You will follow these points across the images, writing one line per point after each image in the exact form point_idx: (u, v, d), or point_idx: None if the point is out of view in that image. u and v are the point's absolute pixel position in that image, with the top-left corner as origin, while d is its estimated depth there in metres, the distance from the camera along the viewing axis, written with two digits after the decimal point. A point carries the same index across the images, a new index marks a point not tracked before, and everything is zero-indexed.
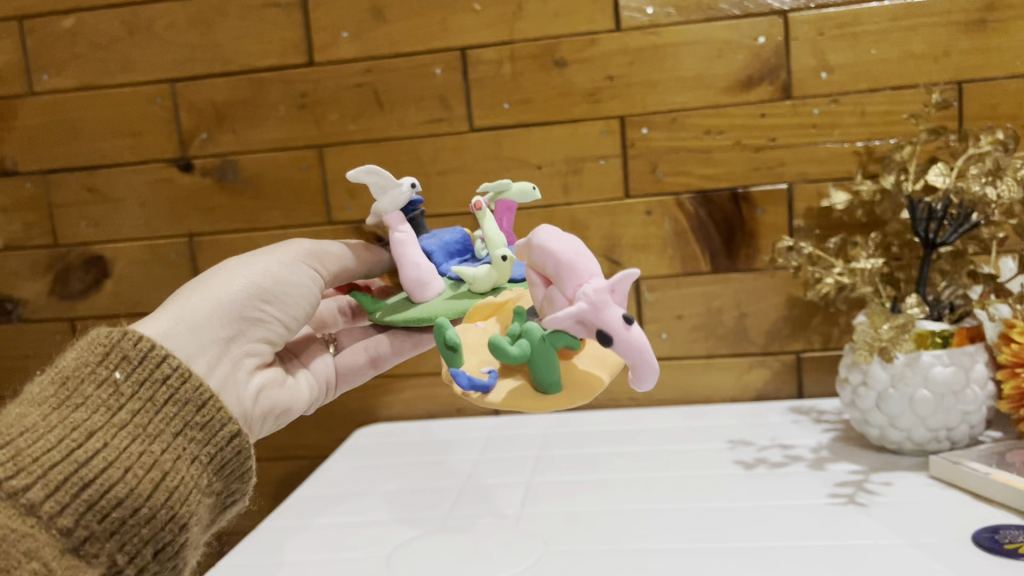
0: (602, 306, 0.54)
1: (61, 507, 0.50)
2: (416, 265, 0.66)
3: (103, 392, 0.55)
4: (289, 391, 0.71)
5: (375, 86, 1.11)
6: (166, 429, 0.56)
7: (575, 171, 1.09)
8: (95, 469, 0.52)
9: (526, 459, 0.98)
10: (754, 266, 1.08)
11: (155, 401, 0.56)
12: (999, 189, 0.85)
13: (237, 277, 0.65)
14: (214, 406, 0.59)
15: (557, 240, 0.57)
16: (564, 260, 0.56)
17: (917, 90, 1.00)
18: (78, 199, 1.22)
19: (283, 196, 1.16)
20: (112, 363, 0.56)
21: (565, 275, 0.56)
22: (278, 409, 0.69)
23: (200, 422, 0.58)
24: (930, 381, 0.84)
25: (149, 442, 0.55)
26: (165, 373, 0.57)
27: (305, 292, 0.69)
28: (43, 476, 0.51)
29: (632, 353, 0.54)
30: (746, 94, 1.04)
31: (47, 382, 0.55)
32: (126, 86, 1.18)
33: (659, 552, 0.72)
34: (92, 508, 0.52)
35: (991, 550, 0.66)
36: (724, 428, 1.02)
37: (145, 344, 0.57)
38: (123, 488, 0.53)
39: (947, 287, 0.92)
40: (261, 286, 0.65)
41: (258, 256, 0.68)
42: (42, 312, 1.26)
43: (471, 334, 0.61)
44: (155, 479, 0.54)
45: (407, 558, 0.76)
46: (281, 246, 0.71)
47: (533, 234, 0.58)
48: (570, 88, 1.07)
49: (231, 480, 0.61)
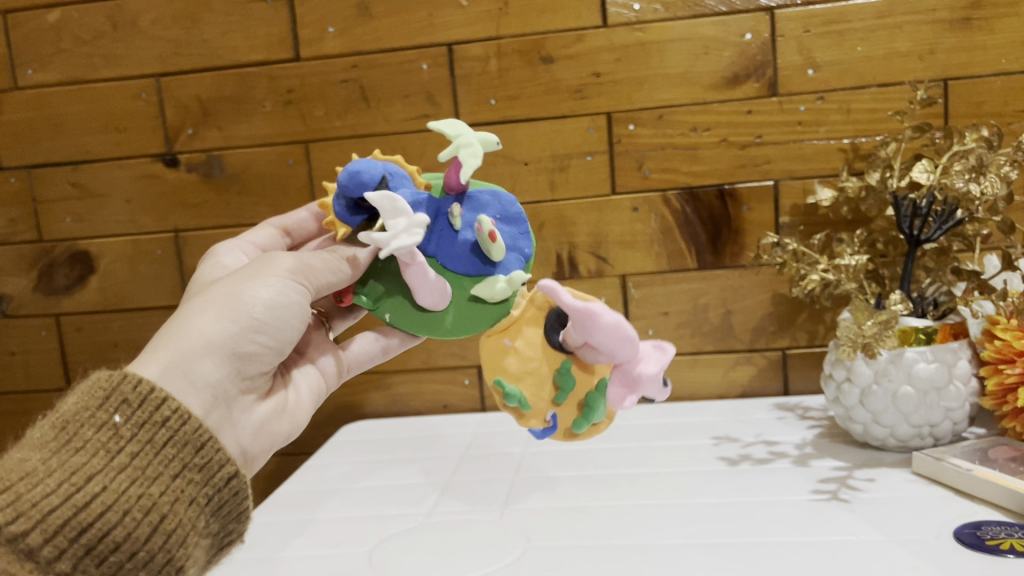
0: (643, 381, 0.61)
1: (59, 552, 0.50)
2: (431, 291, 0.64)
3: (102, 435, 0.54)
4: (289, 416, 0.69)
5: (362, 82, 1.11)
6: (165, 471, 0.55)
7: (561, 167, 1.09)
8: (94, 512, 0.52)
9: (512, 456, 0.98)
10: (739, 263, 1.08)
11: (154, 444, 0.55)
12: (982, 185, 0.85)
13: (221, 318, 0.61)
14: (212, 446, 0.58)
15: (613, 327, 0.59)
16: (619, 350, 0.60)
17: (903, 88, 1.00)
18: (63, 194, 1.21)
19: (268, 192, 1.16)
20: (111, 408, 0.55)
21: (619, 353, 0.61)
22: (280, 435, 0.68)
23: (199, 464, 0.57)
24: (913, 378, 0.84)
25: (147, 484, 0.54)
26: (164, 415, 0.56)
27: (298, 314, 0.64)
28: (42, 521, 0.50)
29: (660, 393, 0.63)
30: (732, 91, 1.04)
31: (47, 427, 0.55)
32: (111, 81, 1.17)
33: (637, 548, 0.72)
34: (90, 552, 0.51)
35: (973, 546, 0.66)
36: (709, 425, 1.02)
37: (145, 387, 0.56)
38: (121, 531, 0.52)
39: (931, 284, 0.93)
40: (251, 319, 0.61)
41: (247, 282, 0.63)
42: (26, 308, 1.25)
43: (515, 365, 0.63)
44: (154, 521, 0.54)
45: (390, 552, 0.76)
46: (270, 261, 0.66)
47: (593, 319, 0.59)
48: (557, 85, 1.07)
49: (228, 521, 0.60)
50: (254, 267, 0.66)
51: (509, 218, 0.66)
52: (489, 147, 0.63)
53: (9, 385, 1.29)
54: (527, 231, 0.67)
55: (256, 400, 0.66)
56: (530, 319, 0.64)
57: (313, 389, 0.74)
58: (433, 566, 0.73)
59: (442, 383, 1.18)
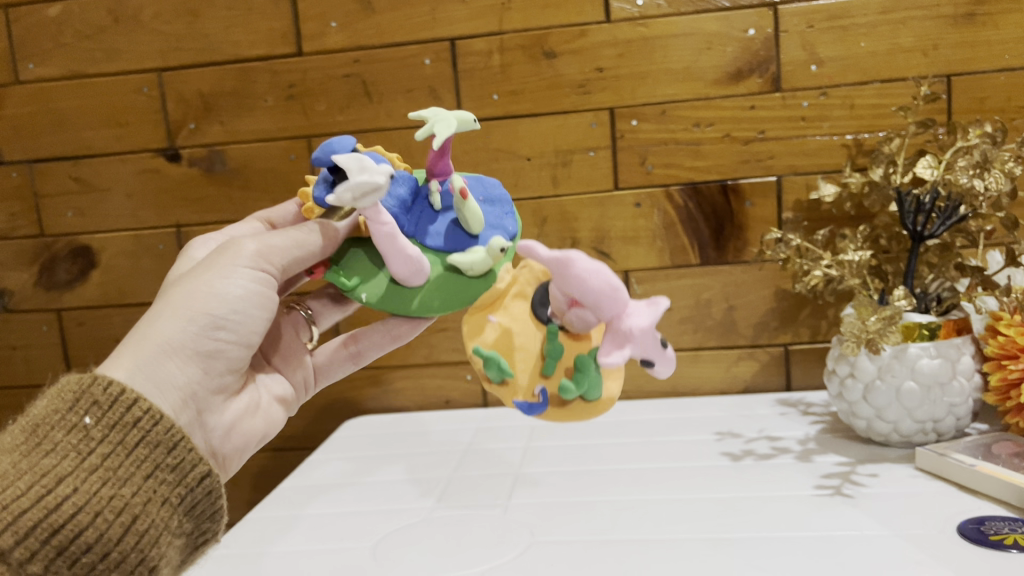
0: (641, 341, 0.56)
1: (31, 553, 0.50)
2: (407, 259, 0.61)
3: (73, 437, 0.54)
4: (262, 416, 0.70)
5: (364, 77, 1.11)
6: (136, 472, 0.55)
7: (564, 163, 1.09)
8: (65, 515, 0.52)
9: (514, 451, 0.98)
10: (742, 258, 1.08)
11: (125, 445, 0.55)
12: (988, 181, 0.85)
13: (179, 318, 0.60)
14: (185, 446, 0.58)
15: (593, 272, 0.57)
16: (603, 299, 0.57)
17: (907, 83, 1.00)
18: (65, 189, 1.21)
19: (270, 187, 1.15)
20: (82, 410, 0.55)
21: (608, 306, 0.57)
22: (254, 437, 0.69)
23: (171, 464, 0.57)
24: (916, 373, 0.85)
25: (119, 485, 0.54)
26: (136, 416, 0.56)
27: (260, 302, 0.64)
28: (13, 523, 0.50)
29: (667, 368, 0.58)
30: (735, 86, 1.03)
31: (17, 430, 0.55)
32: (113, 75, 1.17)
33: (642, 542, 0.72)
34: (62, 553, 0.52)
35: (976, 541, 0.67)
36: (711, 420, 1.02)
37: (116, 389, 0.56)
38: (93, 533, 0.53)
39: (935, 279, 0.93)
40: (212, 316, 0.61)
41: (205, 277, 0.62)
42: (29, 303, 1.25)
43: (500, 335, 0.61)
44: (125, 522, 0.54)
45: (394, 548, 0.76)
46: (229, 249, 0.65)
47: (568, 262, 0.57)
48: (559, 80, 1.07)
49: (202, 520, 0.60)
50: (213, 258, 0.65)
51: (494, 200, 0.65)
52: (465, 124, 0.61)
53: (11, 380, 1.29)
54: (512, 213, 0.66)
55: (226, 402, 0.66)
56: (517, 291, 0.62)
57: (284, 389, 0.75)
58: (437, 560, 0.73)
59: (444, 377, 1.18)
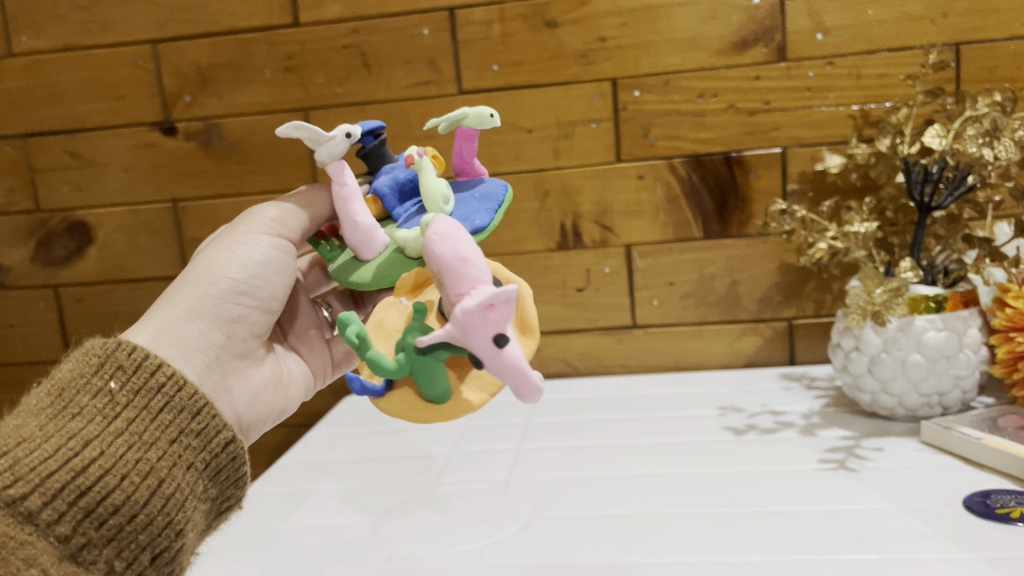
0: (469, 326, 0.46)
1: (59, 515, 0.50)
2: (352, 226, 0.57)
3: (99, 401, 0.55)
4: (283, 389, 0.70)
5: (363, 48, 1.09)
6: (162, 436, 0.56)
7: (566, 135, 1.07)
8: (93, 476, 0.51)
9: (515, 426, 0.97)
10: (747, 232, 1.07)
11: (150, 409, 0.56)
12: (996, 150, 0.84)
13: (201, 284, 0.62)
14: (208, 412, 0.58)
15: (441, 241, 0.48)
16: (444, 268, 0.47)
17: (916, 52, 0.98)
18: (61, 164, 1.20)
19: (268, 160, 1.14)
20: (107, 374, 0.55)
21: (449, 282, 0.47)
22: (277, 408, 0.69)
23: (195, 429, 0.58)
24: (923, 346, 0.83)
25: (144, 450, 0.54)
26: (159, 381, 0.57)
27: (279, 267, 0.65)
28: (41, 485, 0.49)
29: (508, 375, 0.46)
30: (740, 56, 1.02)
31: (43, 394, 0.55)
32: (107, 47, 1.15)
33: (642, 518, 0.71)
34: (90, 515, 0.51)
35: (982, 515, 0.66)
36: (715, 394, 1.01)
37: (140, 354, 0.57)
38: (120, 495, 0.52)
39: (941, 252, 0.91)
40: (232, 281, 0.63)
41: (224, 244, 0.64)
42: (25, 279, 1.24)
43: (392, 314, 0.52)
44: (151, 485, 0.54)
45: (395, 523, 0.76)
46: (247, 216, 0.66)
47: (432, 223, 0.49)
48: (561, 50, 1.05)
49: (226, 486, 0.61)
50: (232, 226, 0.66)
51: (485, 198, 0.58)
52: (481, 118, 0.58)
53: (9, 356, 1.28)
54: (498, 213, 0.57)
55: (251, 371, 0.67)
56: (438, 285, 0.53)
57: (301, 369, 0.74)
58: (437, 534, 0.72)
59: None
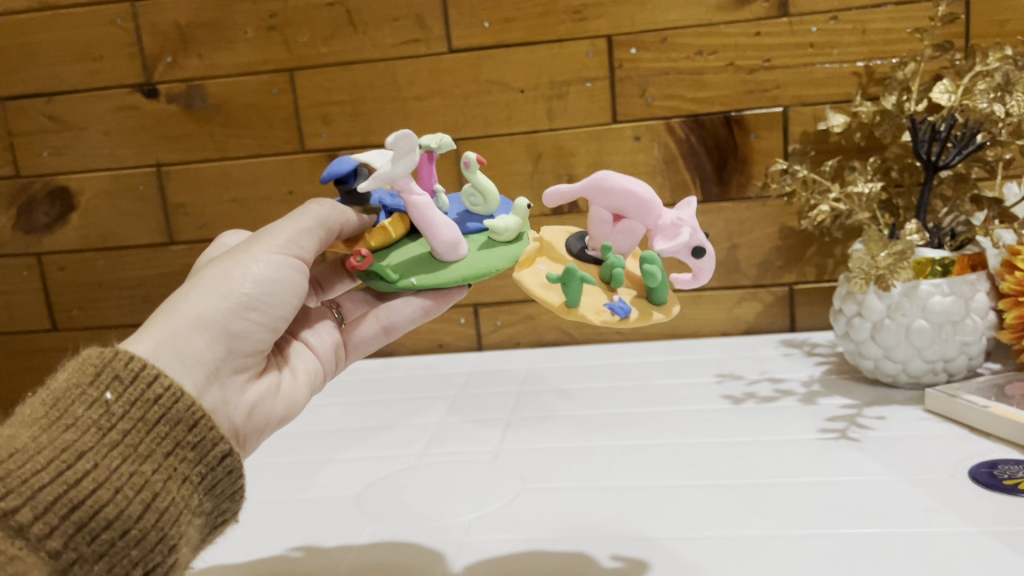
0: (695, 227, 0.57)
1: (50, 529, 0.45)
2: (449, 226, 0.58)
3: (93, 412, 0.48)
4: (284, 402, 0.62)
5: (348, 6, 1.05)
6: (157, 449, 0.50)
7: (559, 95, 1.03)
8: (85, 490, 0.46)
9: (509, 395, 0.95)
10: (746, 194, 1.03)
11: (146, 422, 0.50)
12: (1009, 105, 0.79)
13: (212, 293, 0.55)
14: (206, 424, 0.52)
15: (627, 178, 0.58)
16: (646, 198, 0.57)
17: (923, 5, 0.94)
18: (39, 127, 1.16)
19: (251, 123, 1.11)
20: (103, 384, 0.49)
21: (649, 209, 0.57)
22: (276, 427, 0.61)
23: (192, 442, 0.52)
24: (928, 312, 0.80)
25: (139, 462, 0.49)
26: (157, 394, 0.50)
27: (293, 288, 0.58)
28: (31, 498, 0.45)
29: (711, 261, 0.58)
30: (739, 11, 0.98)
31: (37, 403, 0.49)
32: (82, 5, 1.10)
33: (630, 489, 0.69)
34: (82, 529, 0.46)
35: (989, 486, 0.63)
36: (714, 362, 0.99)
37: (138, 363, 0.50)
38: (114, 509, 0.47)
39: (948, 214, 0.89)
40: (243, 295, 0.55)
41: (240, 255, 0.57)
42: (7, 246, 1.22)
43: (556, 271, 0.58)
44: (145, 500, 0.48)
45: (379, 495, 0.73)
46: (265, 232, 0.59)
47: (607, 176, 0.57)
48: (554, 6, 1.01)
49: (220, 499, 0.55)
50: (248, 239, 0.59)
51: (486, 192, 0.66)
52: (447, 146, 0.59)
53: None
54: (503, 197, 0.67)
55: (250, 386, 0.59)
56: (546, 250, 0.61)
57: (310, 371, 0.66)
58: (422, 505, 0.70)
59: (437, 322, 1.14)
